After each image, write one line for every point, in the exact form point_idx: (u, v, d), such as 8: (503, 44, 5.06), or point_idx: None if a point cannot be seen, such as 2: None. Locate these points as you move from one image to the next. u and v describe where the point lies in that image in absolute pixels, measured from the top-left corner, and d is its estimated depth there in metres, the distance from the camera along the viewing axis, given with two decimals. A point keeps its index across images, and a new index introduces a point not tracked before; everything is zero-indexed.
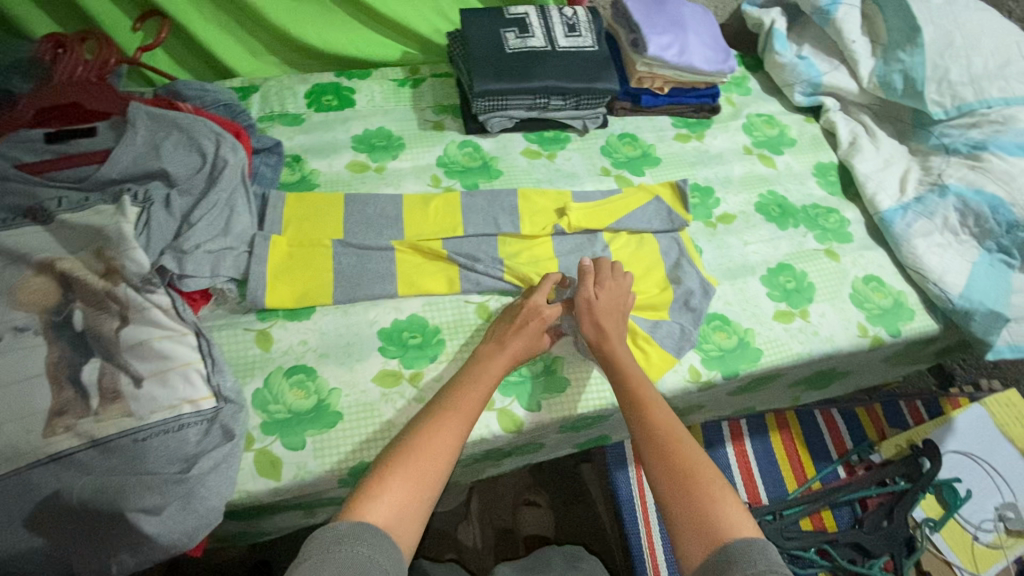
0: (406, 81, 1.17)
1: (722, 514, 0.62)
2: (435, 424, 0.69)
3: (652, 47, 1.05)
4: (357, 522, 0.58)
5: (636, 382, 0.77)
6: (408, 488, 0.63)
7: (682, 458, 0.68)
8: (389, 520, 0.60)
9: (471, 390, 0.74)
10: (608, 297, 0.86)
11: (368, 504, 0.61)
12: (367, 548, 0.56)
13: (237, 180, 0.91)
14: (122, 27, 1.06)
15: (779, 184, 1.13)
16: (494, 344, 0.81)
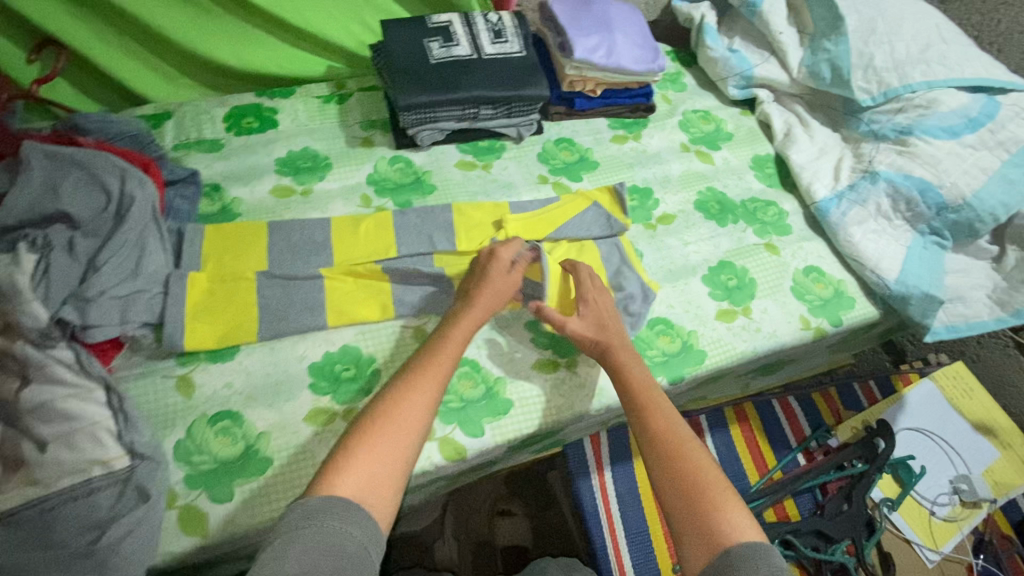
0: (331, 97, 1.12)
1: (725, 520, 0.62)
2: (407, 392, 0.70)
3: (578, 50, 1.03)
4: (328, 498, 0.59)
5: (642, 386, 0.77)
6: (381, 462, 0.63)
7: (685, 461, 0.68)
8: (362, 493, 0.61)
9: (444, 353, 0.75)
10: (602, 304, 0.87)
11: (335, 479, 0.61)
12: (338, 523, 0.58)
13: (147, 217, 0.85)
14: (15, 58, 0.99)
15: (717, 180, 1.13)
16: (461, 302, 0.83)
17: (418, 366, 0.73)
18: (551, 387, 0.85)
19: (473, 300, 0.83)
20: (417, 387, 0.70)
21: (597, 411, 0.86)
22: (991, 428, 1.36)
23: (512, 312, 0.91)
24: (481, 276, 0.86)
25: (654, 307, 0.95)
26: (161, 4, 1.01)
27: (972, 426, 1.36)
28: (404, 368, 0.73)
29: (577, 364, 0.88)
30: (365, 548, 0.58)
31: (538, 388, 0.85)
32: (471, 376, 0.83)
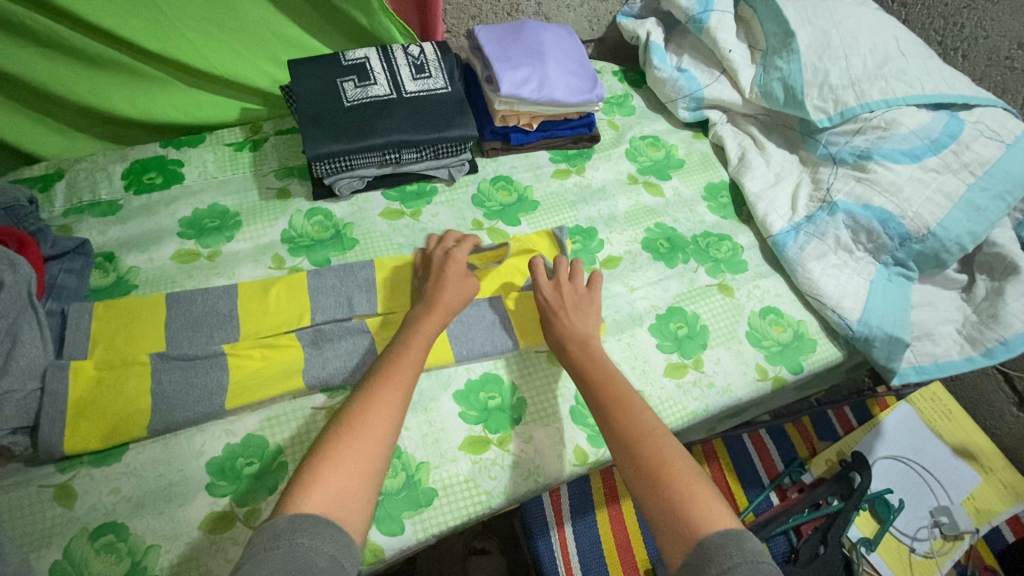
0: (245, 144, 1.03)
1: (702, 507, 0.59)
2: (376, 394, 0.66)
3: (505, 85, 0.94)
4: (296, 514, 0.54)
5: (614, 378, 0.75)
6: (352, 470, 0.59)
7: (659, 452, 0.64)
8: (333, 504, 0.56)
9: (410, 353, 0.73)
10: (573, 297, 0.86)
11: (303, 496, 0.56)
12: (311, 538, 0.52)
13: (21, 302, 0.76)
14: None
15: (667, 215, 1.05)
16: (423, 305, 0.81)
17: (385, 369, 0.70)
18: (480, 470, 0.77)
19: (436, 301, 0.81)
20: (385, 388, 0.67)
21: (532, 493, 0.78)
22: (971, 452, 1.30)
23: (438, 382, 0.83)
24: (438, 279, 0.84)
25: None
26: (40, 53, 0.91)
27: (952, 450, 1.29)
28: (370, 373, 0.70)
29: (510, 440, 0.80)
30: (340, 562, 0.52)
31: (465, 471, 0.77)
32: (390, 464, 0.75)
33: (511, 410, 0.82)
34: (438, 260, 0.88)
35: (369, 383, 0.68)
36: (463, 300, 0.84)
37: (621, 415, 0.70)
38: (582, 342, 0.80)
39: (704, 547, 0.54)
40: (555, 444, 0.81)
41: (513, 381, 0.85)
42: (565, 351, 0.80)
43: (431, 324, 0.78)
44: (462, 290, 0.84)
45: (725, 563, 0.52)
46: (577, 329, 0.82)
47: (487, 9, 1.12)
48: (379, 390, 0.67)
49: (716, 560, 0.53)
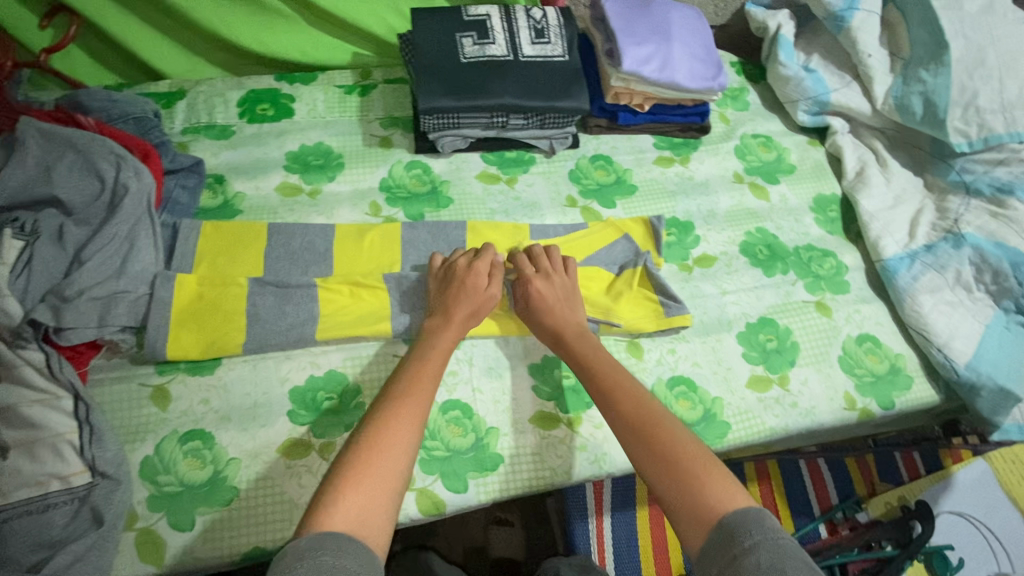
0: (354, 88, 1.04)
1: (717, 490, 0.57)
2: (391, 413, 0.64)
3: (627, 60, 0.90)
4: (320, 534, 0.53)
5: (606, 374, 0.71)
6: (373, 490, 0.58)
7: (670, 445, 0.62)
8: (354, 520, 0.55)
9: (425, 367, 0.71)
10: (555, 291, 0.80)
11: (326, 516, 0.55)
12: (335, 556, 0.51)
13: (142, 210, 0.80)
14: (27, 24, 0.93)
15: (769, 221, 1.00)
16: (439, 316, 0.78)
17: (401, 387, 0.68)
18: (548, 446, 0.76)
19: (452, 312, 0.77)
20: (400, 404, 0.65)
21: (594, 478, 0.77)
22: None
23: (514, 353, 0.82)
24: (459, 288, 0.79)
25: (676, 364, 0.84)
26: None
27: None
28: (385, 393, 0.68)
29: (581, 422, 0.79)
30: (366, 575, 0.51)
31: (532, 444, 0.76)
32: (461, 423, 0.76)
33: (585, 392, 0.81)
34: (460, 271, 0.81)
35: (383, 404, 0.66)
36: (486, 309, 0.80)
37: (625, 412, 0.66)
38: (568, 336, 0.77)
39: (725, 529, 0.53)
40: None
41: None
42: (561, 343, 0.77)
43: (450, 336, 0.76)
44: (490, 281, 0.81)
45: (745, 543, 0.51)
46: (572, 319, 0.78)
47: None
48: (392, 408, 0.65)
49: (733, 543, 0.52)
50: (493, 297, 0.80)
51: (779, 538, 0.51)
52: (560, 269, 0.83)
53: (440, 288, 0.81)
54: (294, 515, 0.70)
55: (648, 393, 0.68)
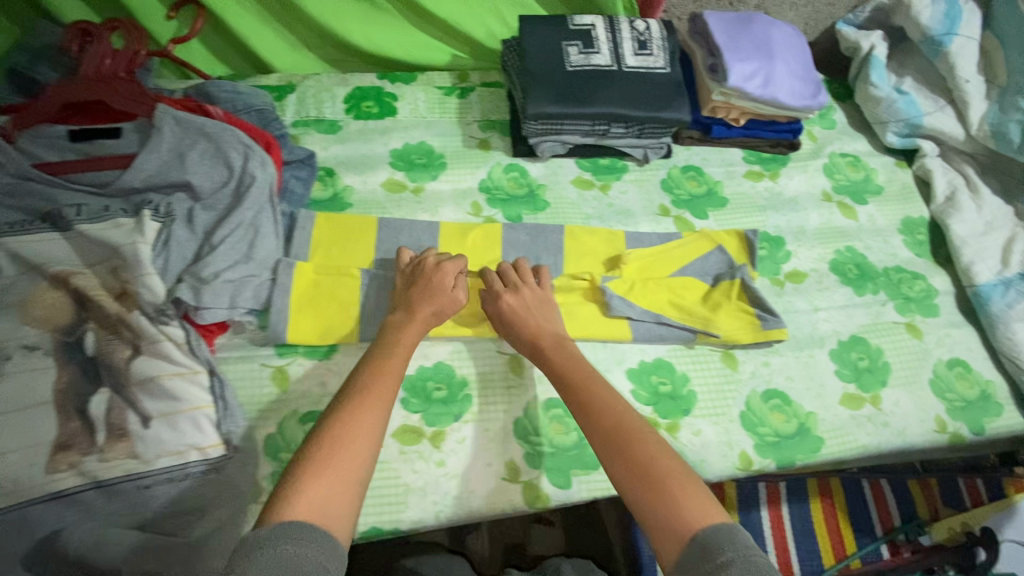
0: (453, 90, 1.07)
1: (689, 505, 0.56)
2: (361, 404, 0.64)
3: (734, 76, 0.92)
4: (281, 523, 0.52)
5: (589, 380, 0.71)
6: (336, 480, 0.58)
7: (639, 458, 0.61)
8: (319, 510, 0.55)
9: (392, 360, 0.71)
10: (524, 304, 0.80)
11: (285, 505, 0.54)
12: (296, 546, 0.51)
13: (265, 198, 0.84)
14: (155, 15, 0.97)
15: (858, 240, 1.01)
16: (403, 312, 0.78)
17: (370, 381, 0.67)
18: None
19: (416, 309, 0.77)
20: (369, 397, 0.65)
21: None
22: None
23: (613, 356, 0.84)
24: (424, 286, 0.79)
25: (770, 377, 0.86)
26: None
27: None
28: (349, 384, 0.67)
29: (679, 428, 0.80)
30: (324, 564, 0.51)
31: None
32: (563, 420, 0.79)
33: (682, 400, 0.82)
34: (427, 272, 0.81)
35: (347, 397, 0.65)
36: (450, 310, 0.79)
37: (598, 428, 0.65)
38: (546, 347, 0.76)
39: (698, 544, 0.53)
40: (721, 443, 0.80)
41: (685, 372, 0.84)
42: (538, 352, 0.77)
43: (414, 331, 0.76)
44: (455, 281, 0.81)
45: (718, 559, 0.50)
46: (550, 330, 0.78)
47: None
48: (360, 400, 0.64)
49: (707, 558, 0.51)
50: (459, 300, 0.81)
51: (752, 556, 0.50)
52: (528, 279, 0.84)
53: (405, 286, 0.81)
54: (407, 500, 0.73)
55: (624, 404, 0.67)
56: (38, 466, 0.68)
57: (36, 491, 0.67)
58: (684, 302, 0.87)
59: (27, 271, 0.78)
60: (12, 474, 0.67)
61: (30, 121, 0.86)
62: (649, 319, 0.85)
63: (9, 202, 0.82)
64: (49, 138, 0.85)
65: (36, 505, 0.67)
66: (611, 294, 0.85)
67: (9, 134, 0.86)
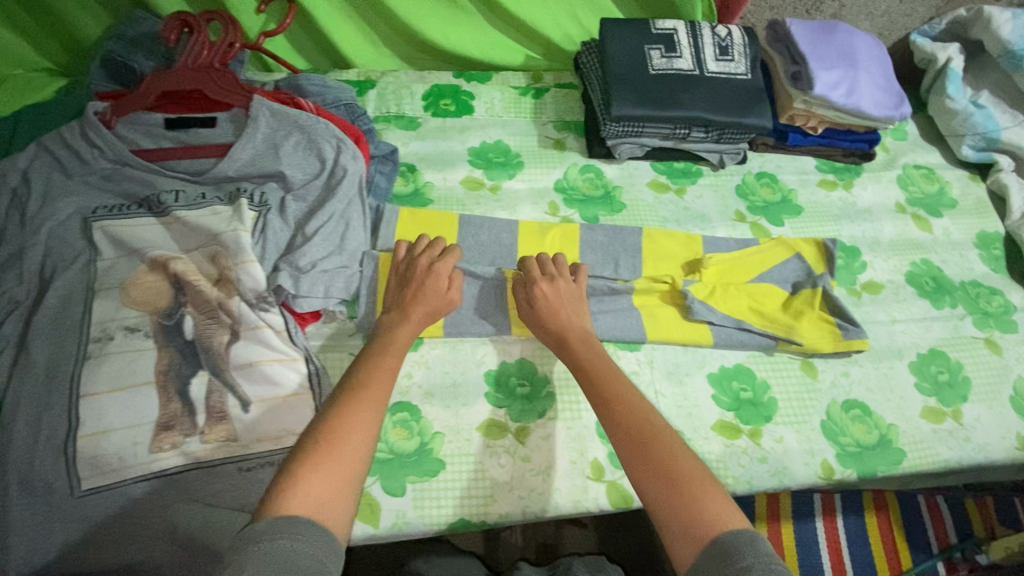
0: (528, 90, 1.08)
1: (708, 508, 0.55)
2: (356, 400, 0.63)
3: (819, 85, 0.92)
4: (278, 518, 0.51)
5: (602, 377, 0.70)
6: (334, 475, 0.56)
7: (658, 459, 0.59)
8: (316, 505, 0.54)
9: (389, 360, 0.70)
10: (555, 297, 0.79)
11: (282, 499, 0.53)
12: (292, 539, 0.49)
13: (354, 191, 0.85)
14: (246, 8, 0.99)
15: (934, 253, 1.00)
16: (394, 312, 0.77)
17: (366, 379, 0.66)
18: (732, 455, 0.78)
19: (410, 310, 0.76)
20: (365, 394, 0.64)
21: (772, 490, 0.79)
22: None
23: (694, 360, 0.85)
24: (416, 286, 0.78)
25: (850, 388, 0.85)
26: None
27: None
28: (344, 380, 0.66)
29: (761, 434, 0.80)
30: (320, 561, 0.49)
31: (717, 451, 0.78)
32: None
33: (763, 407, 0.82)
34: (418, 272, 0.80)
35: (344, 393, 0.64)
36: (443, 310, 0.78)
37: (621, 424, 0.64)
38: (570, 341, 0.76)
39: (716, 547, 0.51)
40: (803, 451, 0.80)
41: (765, 378, 0.84)
42: (563, 347, 0.76)
43: (410, 332, 0.74)
44: (450, 279, 0.80)
45: (738, 563, 0.49)
46: (573, 325, 0.77)
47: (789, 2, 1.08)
48: (357, 397, 0.63)
49: (726, 561, 0.49)
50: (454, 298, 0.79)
51: (772, 562, 0.49)
52: (565, 273, 0.83)
53: (394, 286, 0.80)
54: (495, 493, 0.74)
55: (645, 404, 0.66)
56: (143, 444, 0.70)
57: (142, 468, 0.69)
58: (766, 309, 0.87)
59: (127, 255, 0.81)
60: (119, 451, 0.69)
61: (125, 106, 0.87)
62: (731, 324, 0.85)
63: (107, 185, 0.85)
64: (146, 125, 0.87)
65: (142, 482, 0.69)
66: (693, 297, 0.85)
67: (108, 120, 0.86)
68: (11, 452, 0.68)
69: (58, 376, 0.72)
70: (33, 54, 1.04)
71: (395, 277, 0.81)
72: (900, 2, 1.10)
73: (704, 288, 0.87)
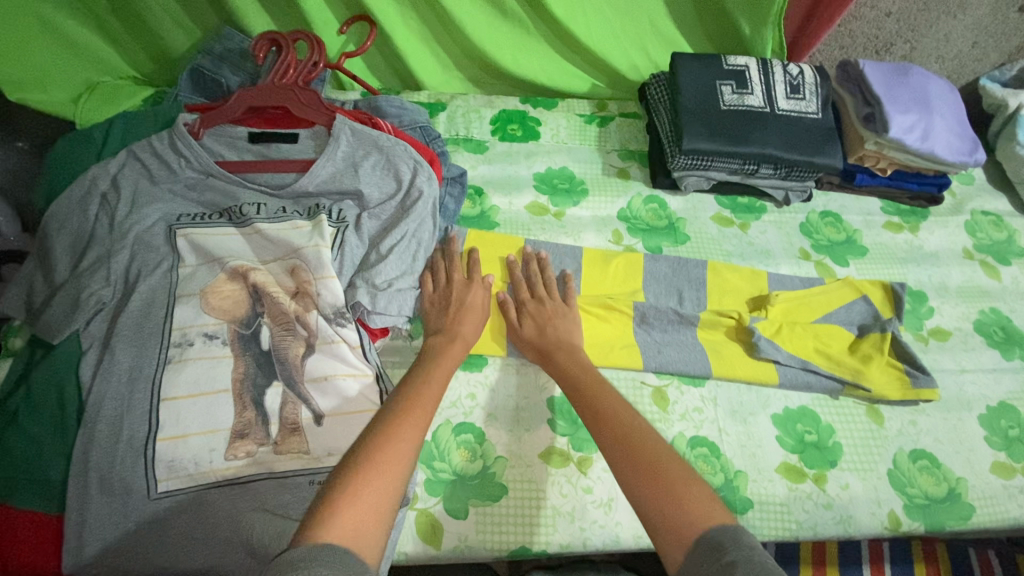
0: (593, 118, 1.10)
1: (694, 505, 0.52)
2: (399, 426, 0.59)
3: (894, 127, 0.91)
4: (315, 545, 0.46)
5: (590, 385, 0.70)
6: (374, 501, 0.52)
7: (642, 458, 0.57)
8: (355, 534, 0.49)
9: (431, 388, 0.67)
10: (536, 312, 0.83)
11: (320, 523, 0.48)
12: (327, 569, 0.44)
13: (428, 211, 0.87)
14: (329, 29, 1.03)
15: (1003, 301, 0.98)
16: (443, 335, 0.78)
17: (407, 404, 0.62)
18: (796, 499, 0.77)
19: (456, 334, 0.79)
20: (408, 418, 0.60)
21: (836, 538, 0.77)
22: None
23: (758, 400, 0.84)
24: (459, 307, 0.82)
25: (918, 437, 0.84)
26: None
27: None
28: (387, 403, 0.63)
29: (826, 480, 0.79)
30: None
31: (781, 495, 0.77)
32: (709, 460, 0.78)
33: (828, 452, 0.81)
34: (459, 290, 0.84)
35: (386, 419, 0.60)
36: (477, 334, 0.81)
37: (602, 423, 0.63)
38: (551, 351, 0.78)
39: (706, 542, 0.48)
40: (869, 500, 0.78)
41: (830, 423, 0.83)
42: (546, 360, 0.78)
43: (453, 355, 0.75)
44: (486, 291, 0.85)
45: (724, 559, 0.45)
46: (556, 339, 0.79)
47: (859, 43, 1.08)
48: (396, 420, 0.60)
49: (712, 557, 0.46)
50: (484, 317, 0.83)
51: (759, 558, 0.45)
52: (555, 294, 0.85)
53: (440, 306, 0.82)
54: (556, 522, 0.74)
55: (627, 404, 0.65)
56: (218, 451, 0.72)
57: (217, 475, 0.71)
58: (832, 351, 0.86)
59: (207, 262, 0.83)
60: (195, 456, 0.71)
61: (214, 119, 0.91)
62: (797, 365, 0.84)
63: (191, 195, 0.88)
64: (230, 137, 0.91)
65: (216, 488, 0.71)
66: (759, 335, 0.84)
67: (196, 131, 0.90)
68: (94, 449, 0.70)
69: (141, 377, 0.74)
70: (122, 62, 1.09)
71: (440, 298, 0.83)
72: (972, 47, 1.09)
73: (770, 327, 0.86)
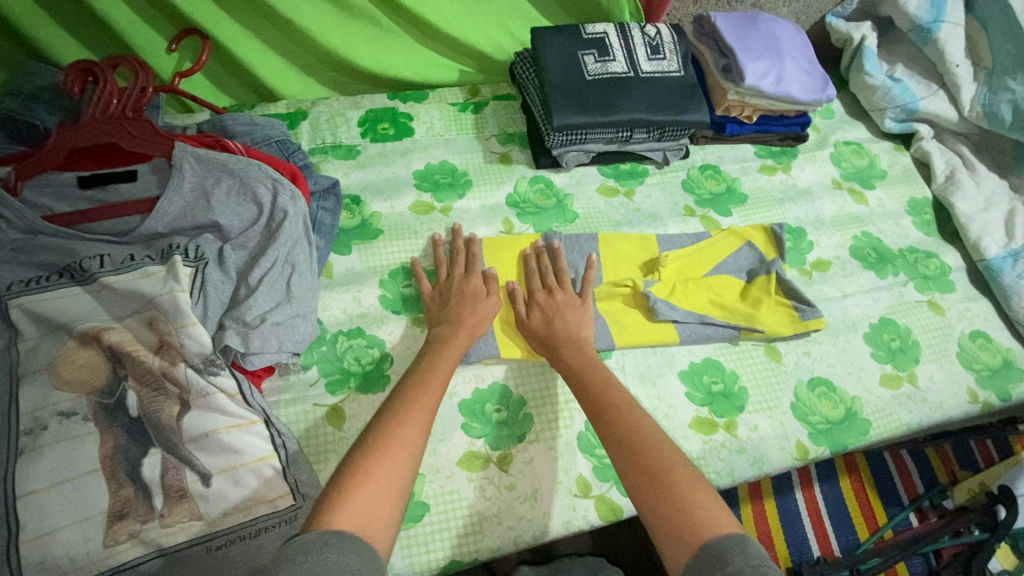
0: (466, 106, 1.07)
1: (700, 506, 0.53)
2: (401, 422, 0.61)
3: (749, 76, 0.94)
4: (324, 530, 0.48)
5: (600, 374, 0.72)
6: (379, 489, 0.54)
7: (653, 467, 0.57)
8: (360, 520, 0.51)
9: (435, 380, 0.68)
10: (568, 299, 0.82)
11: (333, 511, 0.51)
12: (338, 553, 0.46)
13: (298, 231, 0.81)
14: (157, 49, 0.94)
15: (872, 224, 1.04)
16: (448, 325, 0.79)
17: (408, 396, 0.65)
18: (712, 451, 0.79)
19: (461, 322, 0.79)
20: (415, 411, 0.62)
21: (753, 478, 0.80)
22: None
23: (663, 360, 0.86)
24: (461, 299, 0.82)
25: (814, 366, 0.88)
26: None
27: None
28: (392, 398, 0.65)
29: (736, 426, 0.82)
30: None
31: (697, 450, 0.79)
32: None
33: (735, 398, 0.84)
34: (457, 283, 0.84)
35: (390, 411, 0.62)
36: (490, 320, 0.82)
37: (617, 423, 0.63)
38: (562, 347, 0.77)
39: (705, 551, 0.48)
40: (778, 436, 0.82)
41: (733, 369, 0.86)
42: (556, 353, 0.77)
43: (460, 346, 0.76)
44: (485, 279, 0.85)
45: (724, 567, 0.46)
46: (567, 335, 0.78)
47: None
48: (404, 417, 0.61)
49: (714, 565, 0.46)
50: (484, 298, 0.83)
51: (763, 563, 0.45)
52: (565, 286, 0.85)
53: (442, 299, 0.83)
54: (484, 528, 0.72)
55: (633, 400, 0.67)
56: (95, 541, 0.63)
57: (95, 567, 0.63)
58: (726, 301, 0.88)
59: (51, 331, 0.72)
60: (67, 552, 0.62)
61: (35, 168, 0.80)
62: (694, 320, 0.86)
63: (20, 258, 0.75)
64: (57, 186, 0.79)
65: None
66: (655, 298, 0.86)
67: (13, 186, 0.78)
68: None
69: None
70: None
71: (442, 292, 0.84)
72: None
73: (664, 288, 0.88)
